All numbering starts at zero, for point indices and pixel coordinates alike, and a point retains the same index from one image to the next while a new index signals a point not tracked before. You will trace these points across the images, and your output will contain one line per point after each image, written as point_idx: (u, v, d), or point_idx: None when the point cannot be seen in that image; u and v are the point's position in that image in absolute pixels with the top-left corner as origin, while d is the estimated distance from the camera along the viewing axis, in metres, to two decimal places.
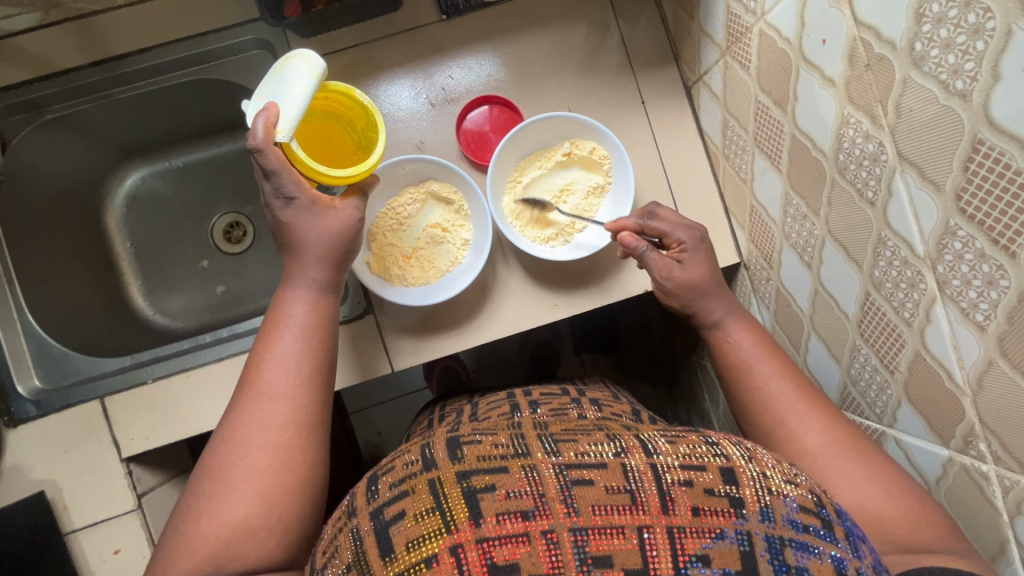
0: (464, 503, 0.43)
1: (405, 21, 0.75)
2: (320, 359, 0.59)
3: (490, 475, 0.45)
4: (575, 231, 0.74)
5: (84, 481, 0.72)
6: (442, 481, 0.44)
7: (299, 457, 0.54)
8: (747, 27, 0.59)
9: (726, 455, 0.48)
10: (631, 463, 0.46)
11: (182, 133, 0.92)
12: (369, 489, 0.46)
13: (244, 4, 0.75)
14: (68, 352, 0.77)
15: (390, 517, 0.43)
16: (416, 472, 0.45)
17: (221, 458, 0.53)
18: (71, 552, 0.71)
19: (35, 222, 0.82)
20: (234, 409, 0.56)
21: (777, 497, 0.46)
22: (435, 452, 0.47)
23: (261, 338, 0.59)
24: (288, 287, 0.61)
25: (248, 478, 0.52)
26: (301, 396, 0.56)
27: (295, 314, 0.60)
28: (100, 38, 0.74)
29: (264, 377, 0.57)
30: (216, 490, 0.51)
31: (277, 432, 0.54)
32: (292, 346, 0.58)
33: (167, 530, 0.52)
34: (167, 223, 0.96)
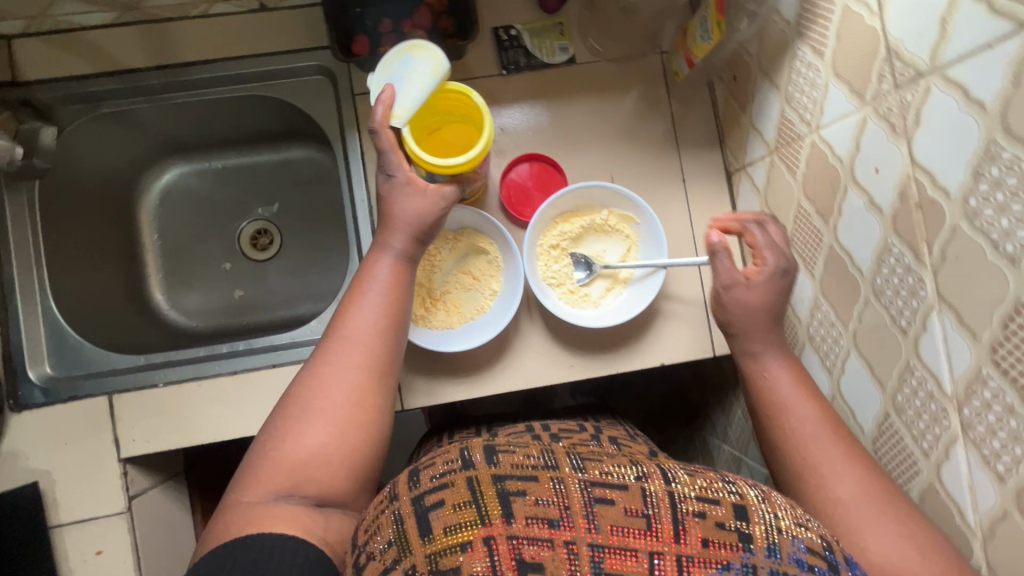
0: (497, 501, 0.43)
1: (466, 71, 0.77)
2: (395, 318, 0.59)
3: (521, 480, 0.45)
4: (601, 298, 0.76)
5: (80, 476, 0.71)
6: (478, 478, 0.45)
7: (373, 406, 0.55)
8: (799, 135, 0.60)
9: (739, 491, 0.46)
10: (650, 488, 0.45)
11: (228, 138, 0.93)
12: (411, 478, 0.47)
13: (313, 31, 0.77)
14: (83, 342, 0.77)
15: (430, 504, 0.44)
16: (455, 469, 0.46)
17: (300, 399, 0.54)
18: (54, 547, 0.70)
19: (70, 206, 0.82)
20: (313, 360, 0.57)
21: (784, 534, 0.44)
22: (474, 454, 0.47)
23: (347, 295, 0.59)
24: (374, 250, 0.61)
25: (321, 420, 0.53)
26: (380, 346, 0.57)
27: (379, 278, 0.59)
28: (168, 44, 0.76)
29: (348, 322, 0.57)
30: (290, 426, 0.53)
31: (356, 377, 0.55)
32: (376, 296, 0.58)
33: (246, 452, 0.54)
34: (196, 221, 0.96)
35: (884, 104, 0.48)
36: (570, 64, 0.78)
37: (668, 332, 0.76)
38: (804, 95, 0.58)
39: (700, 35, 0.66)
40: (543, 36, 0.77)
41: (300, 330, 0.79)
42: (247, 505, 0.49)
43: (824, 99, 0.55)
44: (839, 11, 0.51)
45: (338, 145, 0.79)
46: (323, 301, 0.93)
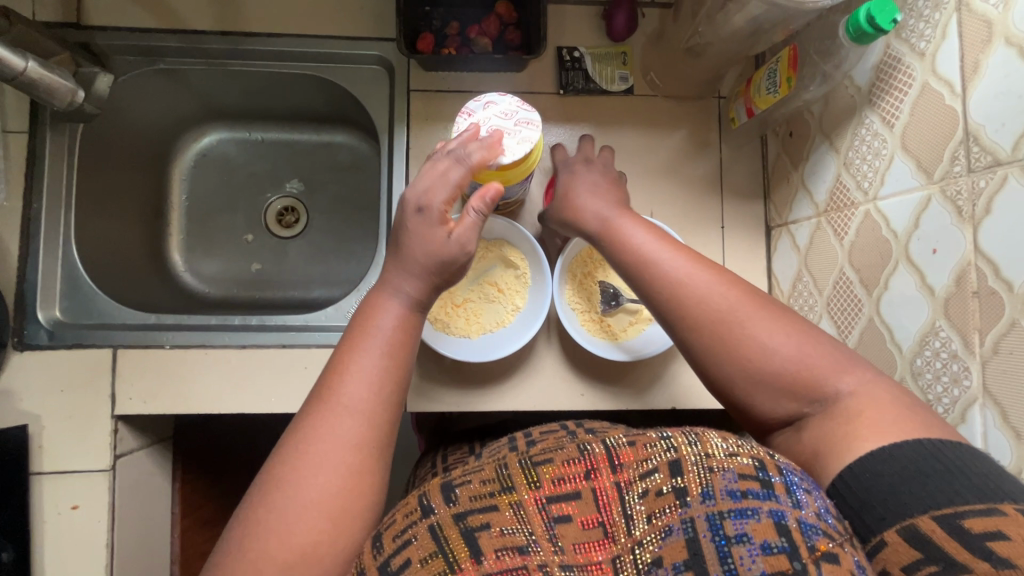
0: (462, 543, 0.35)
1: (524, 84, 0.77)
2: (397, 375, 0.50)
3: (482, 511, 0.37)
4: (623, 331, 0.73)
5: (70, 426, 0.70)
6: (440, 523, 0.36)
7: (371, 472, 0.45)
8: (853, 202, 0.59)
9: (671, 442, 0.37)
10: (599, 485, 0.37)
11: (273, 112, 0.93)
12: (373, 545, 0.38)
13: (380, 22, 0.77)
14: (96, 292, 0.76)
15: (395, 567, 0.35)
16: (415, 518, 0.37)
17: (282, 472, 0.43)
18: (33, 493, 0.69)
19: (108, 154, 0.82)
20: (295, 425, 0.47)
21: (716, 469, 0.35)
22: (433, 496, 0.38)
23: (342, 343, 0.51)
24: (378, 294, 0.54)
25: (308, 503, 0.42)
26: (379, 411, 0.47)
27: (384, 323, 0.52)
28: (238, 12, 0.76)
29: (342, 386, 0.48)
30: (269, 512, 0.42)
31: (353, 448, 0.45)
32: (379, 340, 0.51)
33: (217, 547, 0.43)
34: (227, 189, 0.95)
35: (953, 187, 0.47)
36: (628, 94, 0.78)
37: (685, 377, 0.75)
38: (866, 162, 0.57)
39: (767, 86, 0.65)
40: (605, 62, 0.77)
41: (315, 314, 0.77)
42: None
43: (886, 172, 0.55)
44: (918, 86, 0.50)
45: (384, 137, 0.78)
46: (338, 288, 0.92)
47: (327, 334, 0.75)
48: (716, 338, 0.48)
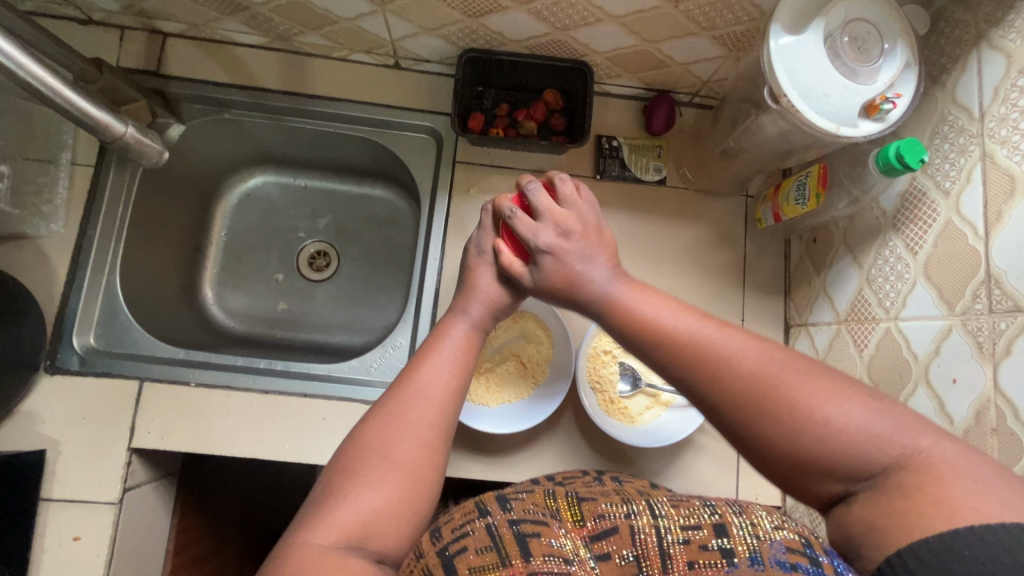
0: (516, 544, 0.41)
1: (562, 167, 0.81)
2: (466, 375, 0.55)
3: (533, 523, 0.43)
4: (639, 414, 0.74)
5: (86, 456, 0.71)
6: (496, 525, 0.43)
7: (439, 453, 0.50)
8: (874, 317, 0.62)
9: (715, 509, 0.43)
10: (639, 526, 0.42)
11: (320, 163, 0.98)
12: (436, 535, 0.46)
13: (434, 97, 0.83)
14: (131, 323, 0.78)
15: (454, 553, 0.42)
16: (473, 519, 0.45)
17: (374, 439, 0.49)
18: (38, 521, 0.69)
19: (165, 191, 0.86)
20: (380, 400, 0.53)
21: (762, 538, 0.40)
22: (489, 504, 0.47)
23: (420, 347, 0.57)
24: (450, 314, 0.60)
25: (387, 474, 0.47)
26: (450, 404, 0.52)
27: (456, 334, 0.57)
28: (305, 76, 0.82)
29: (420, 377, 0.53)
30: (361, 471, 0.47)
31: (427, 429, 0.50)
32: (457, 338, 0.57)
33: (307, 500, 0.48)
34: (266, 229, 0.99)
35: (973, 322, 0.49)
36: (660, 184, 0.82)
37: (696, 466, 0.75)
38: (888, 283, 0.60)
39: (795, 196, 0.68)
40: (641, 153, 0.82)
41: (339, 364, 0.79)
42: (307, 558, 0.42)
43: (908, 294, 0.57)
44: (942, 222, 0.53)
45: (426, 203, 0.82)
46: (361, 336, 0.94)
47: (349, 385, 0.77)
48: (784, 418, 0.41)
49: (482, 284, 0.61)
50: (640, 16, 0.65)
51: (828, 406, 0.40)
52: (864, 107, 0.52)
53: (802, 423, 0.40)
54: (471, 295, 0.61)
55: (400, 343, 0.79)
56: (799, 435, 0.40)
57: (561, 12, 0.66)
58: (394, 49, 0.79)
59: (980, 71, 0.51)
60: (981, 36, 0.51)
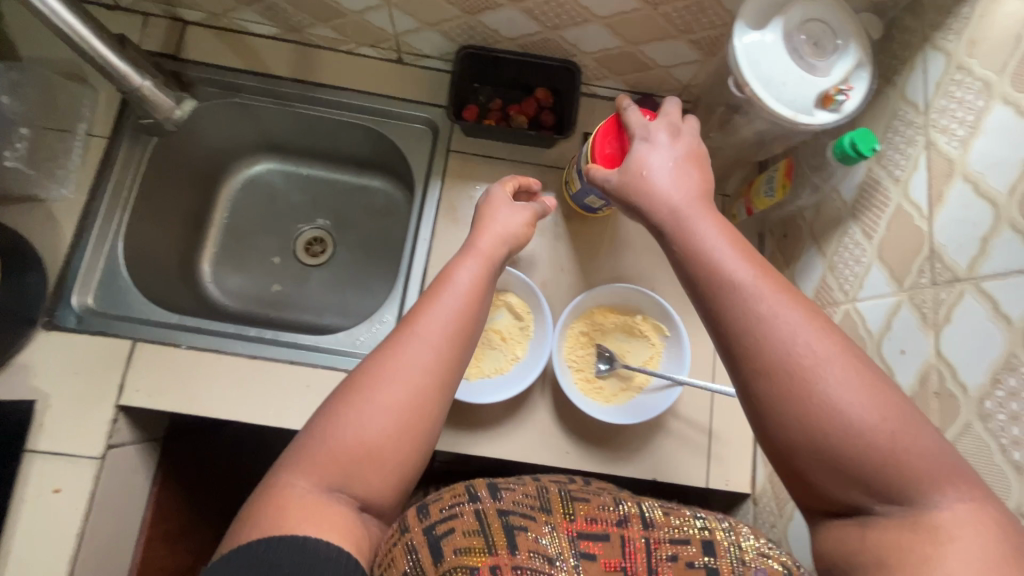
0: (503, 534, 0.48)
1: (550, 159, 0.86)
2: (466, 325, 0.56)
3: (520, 516, 0.50)
4: (613, 395, 0.77)
5: (73, 410, 0.72)
6: (485, 512, 0.50)
7: (433, 403, 0.51)
8: (835, 301, 0.65)
9: (706, 525, 0.52)
10: (629, 535, 0.51)
11: (322, 154, 1.03)
12: (421, 510, 0.51)
13: (433, 91, 0.88)
14: (130, 287, 0.81)
15: (441, 532, 0.48)
16: (463, 502, 0.51)
17: (376, 374, 0.51)
18: (20, 472, 0.70)
19: (173, 168, 0.91)
20: (388, 337, 0.55)
21: (747, 563, 0.49)
22: (479, 490, 0.52)
23: (423, 295, 0.57)
24: (455, 261, 0.60)
25: (377, 421, 0.49)
26: (446, 353, 0.53)
27: (457, 282, 0.58)
28: (313, 66, 0.88)
29: (419, 325, 0.54)
30: (358, 404, 0.49)
31: (421, 376, 0.51)
32: (460, 286, 0.57)
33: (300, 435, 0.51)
34: (266, 214, 1.03)
35: (920, 296, 0.53)
36: None
37: (667, 449, 0.77)
38: (848, 268, 0.64)
39: (765, 190, 0.73)
40: None
41: (326, 337, 0.81)
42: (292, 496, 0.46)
43: (863, 276, 0.61)
44: (894, 207, 0.58)
45: (420, 189, 0.87)
46: (350, 319, 0.97)
47: (335, 356, 0.79)
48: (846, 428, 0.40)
49: (493, 230, 0.64)
50: (623, 18, 0.71)
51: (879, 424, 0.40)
52: (820, 98, 0.57)
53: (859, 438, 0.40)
54: (475, 243, 0.63)
55: (387, 319, 0.82)
56: (853, 447, 0.40)
57: (550, 11, 0.72)
58: (398, 44, 0.84)
59: (924, 69, 0.56)
60: (925, 39, 0.56)
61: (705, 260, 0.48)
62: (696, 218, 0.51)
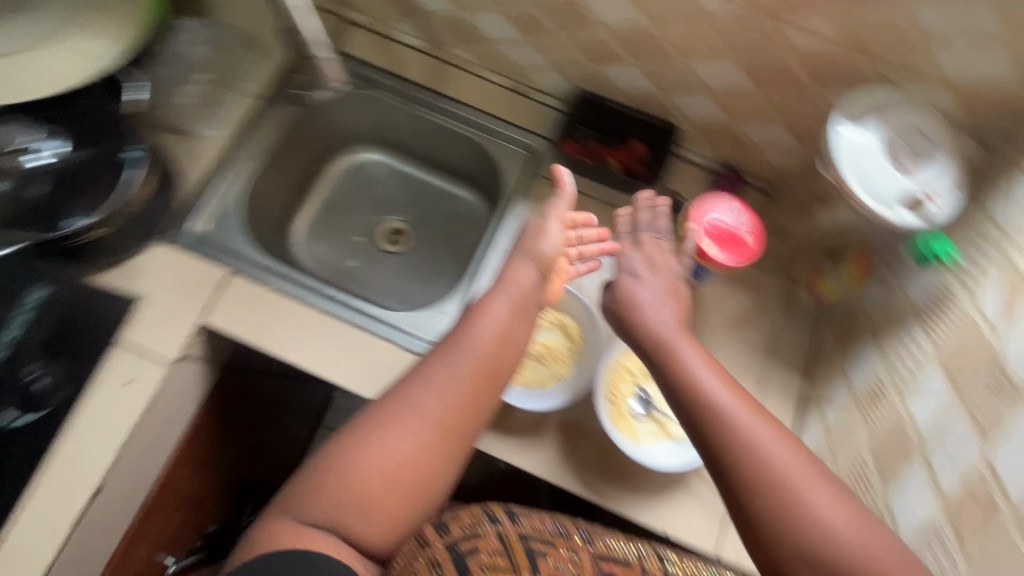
0: (525, 558, 0.54)
1: (632, 205, 0.92)
2: (470, 381, 0.61)
3: (540, 543, 0.55)
4: (643, 437, 0.78)
5: (163, 316, 0.81)
6: (507, 534, 0.55)
7: (428, 447, 0.58)
8: (886, 396, 0.66)
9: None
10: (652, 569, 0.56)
11: (425, 156, 1.13)
12: (439, 526, 0.56)
13: (541, 123, 0.97)
14: (237, 226, 0.91)
15: (465, 550, 0.53)
16: (483, 523, 0.56)
17: (391, 409, 0.59)
18: (105, 358, 0.77)
19: (301, 138, 1.03)
20: (399, 381, 0.62)
21: None
22: (498, 513, 0.57)
23: (439, 347, 0.64)
24: (473, 317, 0.67)
25: (374, 462, 0.56)
26: (447, 404, 0.59)
27: (471, 339, 0.64)
28: (444, 79, 0.99)
29: (427, 375, 0.61)
30: (361, 445, 0.57)
31: (420, 424, 0.58)
32: (472, 343, 0.63)
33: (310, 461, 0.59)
34: (360, 197, 1.15)
35: None
36: None
37: (684, 505, 0.77)
38: (905, 366, 0.65)
39: (833, 276, 0.79)
40: None
41: (390, 312, 0.88)
42: (291, 521, 0.55)
43: (918, 375, 0.63)
44: (963, 315, 0.59)
45: (507, 204, 0.94)
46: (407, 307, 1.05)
47: (394, 332, 0.85)
48: (785, 497, 0.49)
49: (512, 282, 0.71)
50: (731, 93, 0.78)
51: (815, 508, 0.48)
52: (908, 199, 0.61)
53: (792, 512, 0.48)
54: (492, 300, 0.68)
55: (448, 311, 0.88)
56: (790, 522, 0.48)
57: (667, 74, 0.80)
58: (522, 76, 0.95)
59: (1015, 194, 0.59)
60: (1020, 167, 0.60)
61: (687, 378, 0.59)
62: (673, 340, 0.64)
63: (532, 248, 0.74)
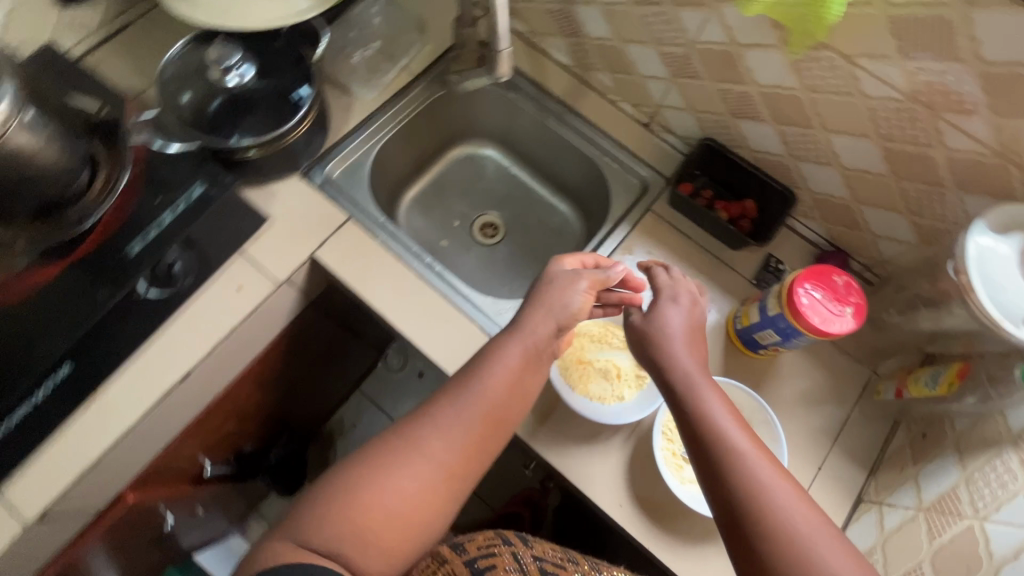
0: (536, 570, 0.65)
1: (729, 258, 0.93)
2: (470, 424, 0.67)
3: (548, 564, 0.67)
4: (689, 480, 0.77)
5: (282, 240, 0.89)
6: (519, 552, 0.67)
7: (430, 477, 0.63)
8: (959, 513, 0.63)
9: None
10: None
11: (538, 164, 1.19)
12: (458, 548, 0.68)
13: (660, 160, 1.01)
14: (363, 181, 0.99)
15: (481, 563, 0.64)
16: (497, 544, 0.68)
17: (397, 445, 0.64)
18: (227, 262, 0.85)
19: (435, 119, 1.12)
20: (404, 421, 0.68)
21: None
22: (510, 539, 0.70)
23: (445, 391, 0.70)
24: (479, 368, 0.71)
25: (381, 494, 0.61)
26: (450, 441, 0.66)
27: (476, 387, 0.70)
28: (579, 97, 1.05)
29: (434, 415, 0.67)
30: (372, 478, 0.61)
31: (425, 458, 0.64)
32: (476, 393, 0.69)
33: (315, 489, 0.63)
34: (467, 187, 1.23)
35: None
36: None
37: (714, 561, 0.76)
38: (988, 487, 0.62)
39: (926, 380, 0.76)
40: None
41: (475, 294, 0.93)
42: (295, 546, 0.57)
43: (1002, 499, 0.60)
44: None
45: (608, 226, 0.98)
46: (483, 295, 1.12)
47: (475, 312, 0.90)
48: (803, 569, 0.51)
49: (530, 340, 0.74)
50: (863, 176, 0.79)
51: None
52: None
53: None
54: (504, 354, 0.72)
55: None
56: None
57: (802, 143, 0.82)
58: (655, 113, 0.99)
59: None
60: None
61: (710, 422, 0.62)
62: (698, 380, 0.66)
63: (554, 298, 0.76)
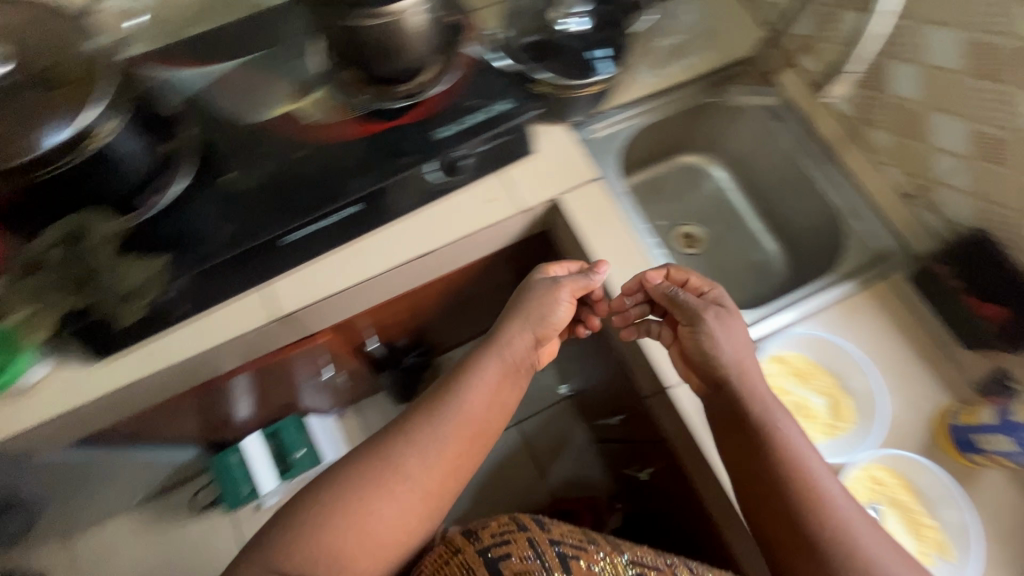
0: (556, 559, 0.64)
1: (959, 355, 0.88)
2: (456, 437, 0.74)
3: (567, 548, 0.66)
4: None
5: (537, 174, 0.95)
6: (536, 538, 0.67)
7: (425, 488, 0.70)
8: None
9: None
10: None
11: (764, 198, 1.20)
12: (471, 536, 0.69)
13: (911, 234, 0.97)
14: (615, 151, 1.06)
15: (496, 555, 0.64)
16: (515, 531, 0.68)
17: (376, 471, 0.69)
18: (488, 175, 0.94)
19: (689, 122, 1.17)
20: (372, 449, 0.72)
21: None
22: (527, 523, 0.70)
23: (420, 416, 0.75)
24: (435, 401, 0.76)
25: (376, 516, 0.67)
26: (445, 455, 0.72)
27: (454, 411, 0.75)
28: (845, 147, 1.04)
29: (412, 439, 0.72)
30: (368, 502, 0.67)
31: (412, 476, 0.70)
32: (455, 415, 0.75)
33: (298, 513, 0.68)
34: (687, 195, 1.27)
35: None
36: None
37: None
38: None
39: None
40: None
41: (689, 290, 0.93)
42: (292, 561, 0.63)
43: None
44: None
45: (840, 278, 0.95)
46: None
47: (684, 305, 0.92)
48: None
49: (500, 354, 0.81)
50: None
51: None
52: None
53: None
54: (475, 377, 0.79)
55: None
56: None
57: None
58: (925, 187, 0.96)
59: None
60: None
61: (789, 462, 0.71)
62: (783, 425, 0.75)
63: (529, 316, 0.83)
